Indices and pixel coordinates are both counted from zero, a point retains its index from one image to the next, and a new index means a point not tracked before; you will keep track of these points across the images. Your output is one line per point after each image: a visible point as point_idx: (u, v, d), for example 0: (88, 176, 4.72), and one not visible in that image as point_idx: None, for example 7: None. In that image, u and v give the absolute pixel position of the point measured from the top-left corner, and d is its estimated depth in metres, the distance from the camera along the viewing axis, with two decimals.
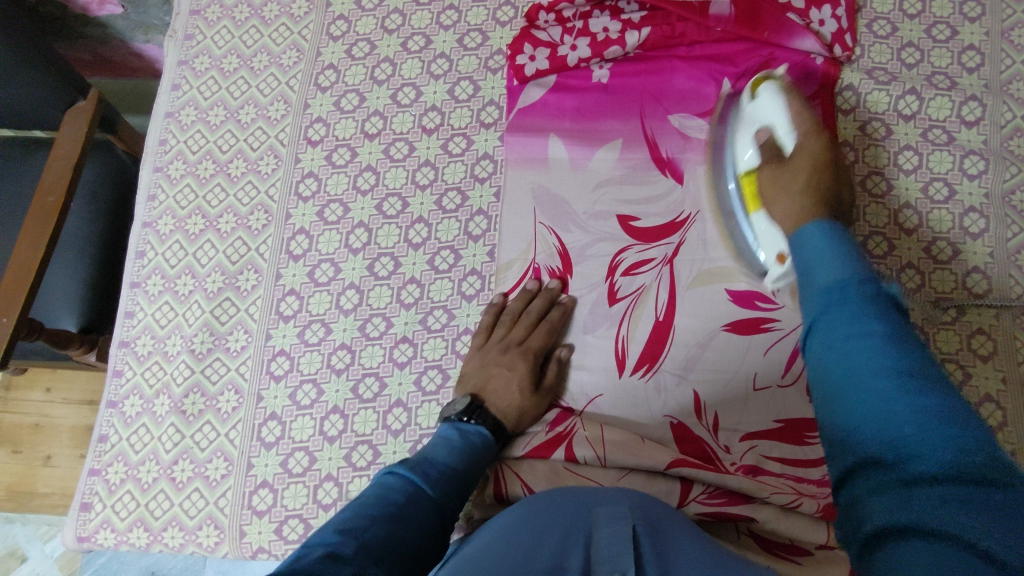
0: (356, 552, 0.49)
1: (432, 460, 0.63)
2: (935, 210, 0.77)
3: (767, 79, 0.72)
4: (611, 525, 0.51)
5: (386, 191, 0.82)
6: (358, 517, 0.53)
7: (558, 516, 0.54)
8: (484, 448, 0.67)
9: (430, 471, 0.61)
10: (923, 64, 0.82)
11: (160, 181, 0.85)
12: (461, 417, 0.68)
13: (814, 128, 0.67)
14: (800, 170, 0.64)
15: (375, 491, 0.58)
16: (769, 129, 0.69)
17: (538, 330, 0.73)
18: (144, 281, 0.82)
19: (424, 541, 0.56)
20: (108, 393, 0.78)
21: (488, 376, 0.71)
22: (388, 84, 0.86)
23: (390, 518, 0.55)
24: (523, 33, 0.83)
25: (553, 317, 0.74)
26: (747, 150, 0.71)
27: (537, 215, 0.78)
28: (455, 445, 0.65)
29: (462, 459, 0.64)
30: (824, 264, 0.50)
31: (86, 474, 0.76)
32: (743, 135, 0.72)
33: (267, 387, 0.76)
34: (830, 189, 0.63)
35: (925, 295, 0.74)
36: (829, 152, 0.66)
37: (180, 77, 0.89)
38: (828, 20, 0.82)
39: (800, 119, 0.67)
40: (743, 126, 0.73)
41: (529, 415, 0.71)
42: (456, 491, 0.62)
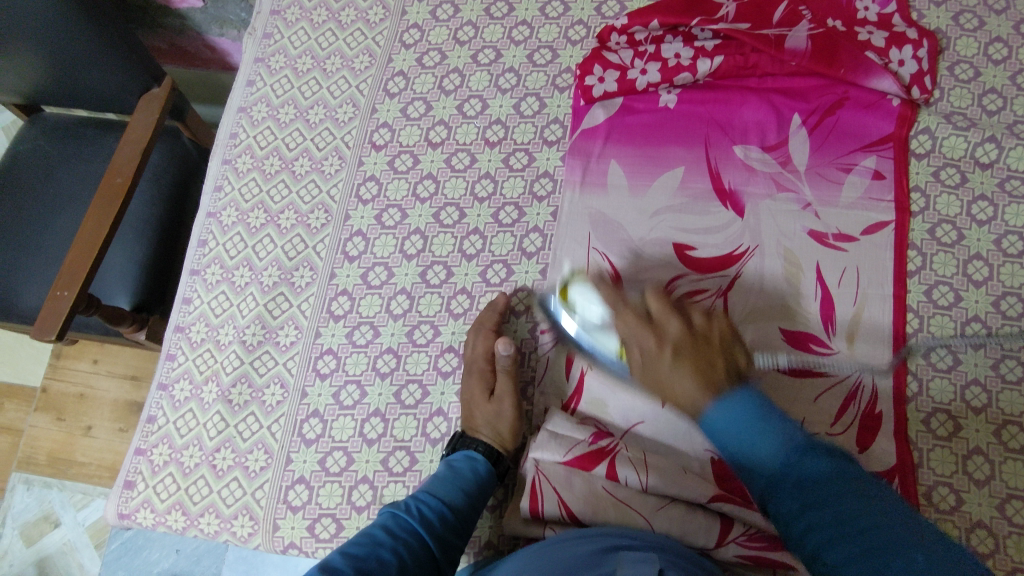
0: None
1: (422, 496, 0.65)
2: (1008, 263, 0.74)
3: (574, 282, 0.73)
4: (635, 566, 0.51)
5: (445, 200, 0.82)
6: (344, 557, 0.57)
7: (581, 558, 0.55)
8: (473, 473, 0.68)
9: (418, 508, 0.63)
10: (1006, 112, 0.80)
11: (228, 173, 0.88)
12: (446, 452, 0.71)
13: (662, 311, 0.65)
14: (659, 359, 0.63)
15: (362, 532, 0.61)
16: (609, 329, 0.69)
17: (477, 340, 0.74)
18: (204, 269, 0.84)
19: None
20: (160, 375, 0.81)
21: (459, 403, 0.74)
22: (456, 94, 0.87)
23: (374, 557, 0.58)
24: (594, 53, 0.83)
25: (490, 321, 0.75)
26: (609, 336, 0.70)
27: (592, 240, 0.78)
28: (446, 477, 0.67)
29: (449, 487, 0.66)
30: (756, 436, 0.53)
31: (133, 453, 0.78)
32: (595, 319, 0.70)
33: (313, 384, 0.77)
34: (692, 355, 0.61)
35: (991, 351, 0.71)
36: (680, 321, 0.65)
37: (255, 73, 0.92)
38: (909, 60, 0.79)
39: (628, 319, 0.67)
40: (593, 332, 0.70)
41: (503, 422, 0.72)
42: (448, 519, 0.63)
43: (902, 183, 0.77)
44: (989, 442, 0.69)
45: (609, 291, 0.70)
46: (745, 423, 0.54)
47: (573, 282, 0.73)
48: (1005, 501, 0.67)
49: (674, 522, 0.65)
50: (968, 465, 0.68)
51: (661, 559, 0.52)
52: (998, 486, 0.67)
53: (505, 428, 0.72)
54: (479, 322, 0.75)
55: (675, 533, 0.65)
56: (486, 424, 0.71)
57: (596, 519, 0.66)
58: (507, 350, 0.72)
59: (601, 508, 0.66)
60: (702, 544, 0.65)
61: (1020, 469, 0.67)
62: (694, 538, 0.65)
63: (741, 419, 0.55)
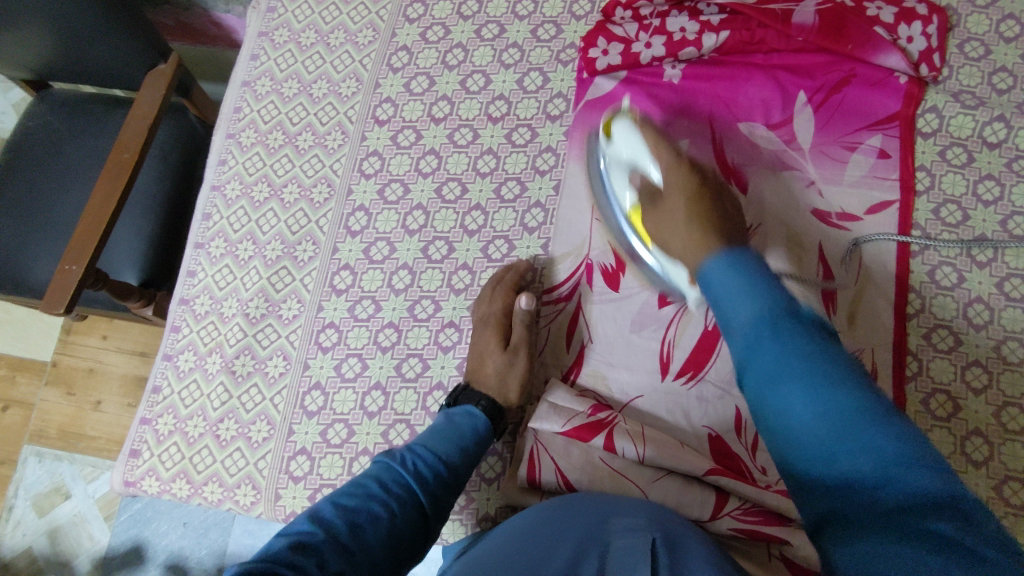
0: (329, 541, 0.52)
1: (416, 449, 0.64)
2: (1013, 244, 0.74)
3: (618, 117, 0.73)
4: (628, 537, 0.51)
5: (447, 175, 0.82)
6: (336, 506, 0.56)
7: (569, 530, 0.54)
8: (472, 433, 0.67)
9: (412, 460, 0.62)
10: (1016, 91, 0.78)
11: (232, 147, 0.88)
12: (447, 405, 0.70)
13: (676, 162, 0.68)
14: (675, 200, 0.66)
15: (354, 481, 0.60)
16: (637, 169, 0.70)
17: (495, 294, 0.75)
18: (208, 243, 0.84)
19: (407, 528, 0.58)
20: (165, 347, 0.82)
21: (469, 357, 0.74)
22: (460, 70, 0.87)
23: (366, 510, 0.57)
24: (598, 26, 0.83)
25: (509, 279, 0.75)
26: (625, 193, 0.72)
27: (595, 212, 0.78)
28: (444, 433, 0.66)
29: (447, 444, 0.65)
30: (739, 299, 0.53)
31: (138, 422, 0.79)
32: (618, 176, 0.73)
33: (315, 356, 0.78)
34: (709, 198, 0.66)
35: (993, 333, 0.71)
36: (693, 169, 0.68)
37: (259, 47, 0.92)
38: (917, 36, 0.78)
39: (660, 153, 0.69)
40: (614, 171, 0.74)
41: (512, 376, 0.72)
42: (443, 477, 0.63)
43: (908, 162, 0.76)
44: (987, 423, 0.68)
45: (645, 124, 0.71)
46: (733, 284, 0.54)
47: (615, 116, 0.74)
48: (1002, 482, 0.67)
49: (669, 494, 0.66)
50: (966, 445, 0.68)
51: (651, 528, 0.52)
52: (996, 467, 0.67)
53: (512, 378, 0.72)
54: (496, 275, 0.77)
55: (670, 504, 0.66)
56: (494, 369, 0.72)
57: (591, 488, 0.68)
58: (528, 304, 0.73)
59: (598, 477, 0.68)
60: (697, 516, 0.65)
61: (1019, 451, 0.67)
62: (689, 510, 0.65)
63: (739, 279, 0.54)
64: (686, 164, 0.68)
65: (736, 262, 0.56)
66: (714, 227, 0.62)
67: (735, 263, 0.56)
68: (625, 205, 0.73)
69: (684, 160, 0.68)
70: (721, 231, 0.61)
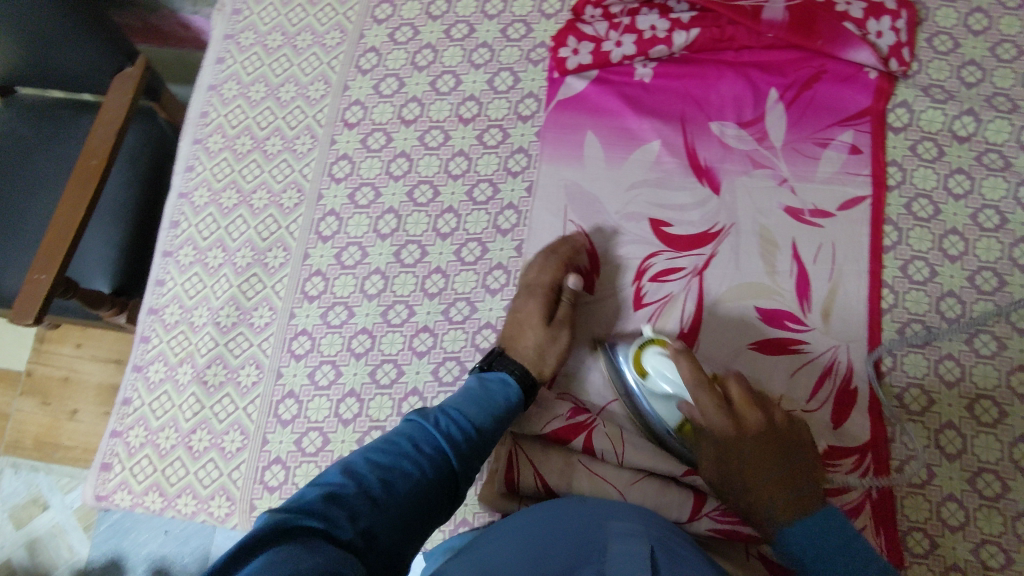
0: (360, 495, 0.51)
1: (450, 411, 0.62)
2: (984, 238, 0.74)
3: (649, 350, 0.66)
4: (627, 543, 0.51)
5: (418, 178, 0.81)
6: (370, 462, 0.55)
7: (564, 533, 0.53)
8: (506, 401, 0.65)
9: (446, 422, 0.61)
10: (985, 84, 0.79)
11: (199, 152, 0.86)
12: (483, 368, 0.68)
13: (732, 428, 0.61)
14: (737, 450, 0.61)
15: (388, 437, 0.59)
16: (683, 400, 0.65)
17: (547, 265, 0.73)
18: (176, 250, 0.83)
19: (437, 488, 0.56)
20: (135, 358, 0.80)
21: (507, 326, 0.73)
22: (429, 71, 0.85)
23: (398, 468, 0.55)
24: (567, 25, 0.82)
25: (563, 252, 0.74)
26: (667, 405, 0.66)
27: (568, 213, 0.77)
28: (477, 399, 0.64)
29: (478, 410, 0.63)
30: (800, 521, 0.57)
31: (108, 435, 0.78)
32: (660, 403, 0.67)
33: (288, 364, 0.77)
34: (779, 455, 0.60)
35: (966, 326, 0.71)
36: (754, 415, 0.61)
37: (224, 50, 0.90)
38: (887, 31, 0.78)
39: (704, 400, 0.62)
40: (652, 400, 0.67)
41: (548, 351, 0.70)
42: (473, 441, 0.61)
43: (879, 158, 0.76)
44: (961, 416, 0.69)
45: (687, 364, 0.63)
46: (814, 530, 0.56)
47: (647, 345, 0.67)
48: (976, 474, 0.67)
49: (648, 496, 0.66)
50: (939, 439, 0.68)
51: (649, 534, 0.52)
52: (970, 459, 0.68)
53: (550, 350, 0.70)
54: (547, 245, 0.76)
55: (648, 506, 0.66)
56: (534, 338, 0.70)
57: (570, 492, 0.67)
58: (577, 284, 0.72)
59: (576, 480, 0.67)
60: (675, 518, 0.65)
61: (992, 443, 0.68)
62: (668, 511, 0.65)
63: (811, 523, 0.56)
64: (747, 421, 0.61)
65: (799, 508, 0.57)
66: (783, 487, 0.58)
67: (820, 526, 0.56)
68: (668, 420, 0.67)
69: (739, 413, 0.62)
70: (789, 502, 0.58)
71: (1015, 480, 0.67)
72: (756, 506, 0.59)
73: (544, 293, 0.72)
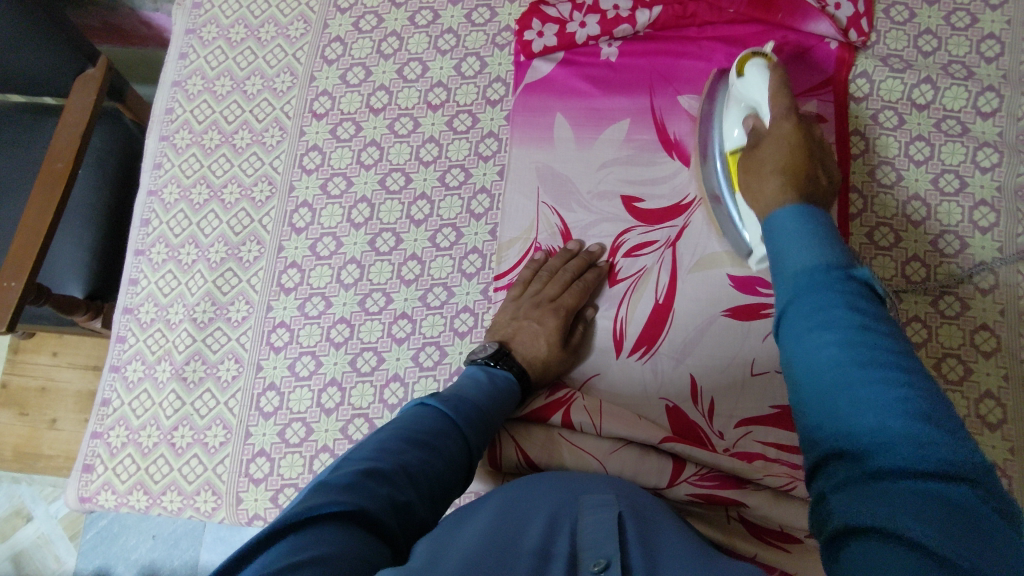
0: (395, 471, 0.51)
1: (466, 396, 0.62)
2: (945, 202, 0.76)
3: (756, 56, 0.69)
4: (597, 513, 0.51)
5: (390, 166, 0.82)
6: (392, 440, 0.54)
7: (537, 505, 0.54)
8: (511, 394, 0.66)
9: (461, 405, 0.61)
10: (941, 52, 0.81)
11: (166, 149, 0.86)
12: (488, 361, 0.68)
13: (783, 117, 0.64)
14: (775, 149, 0.63)
15: (406, 419, 0.58)
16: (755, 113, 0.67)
17: (572, 288, 0.72)
18: (148, 249, 0.82)
19: (452, 471, 0.56)
20: (112, 358, 0.79)
21: (517, 327, 0.71)
22: (395, 59, 0.85)
23: (426, 447, 0.55)
24: (531, 8, 0.82)
25: (590, 278, 0.73)
26: (733, 128, 0.70)
27: (540, 195, 0.78)
28: (490, 390, 0.64)
29: (491, 399, 0.64)
30: (798, 246, 0.48)
31: (89, 437, 0.77)
32: (732, 113, 0.71)
33: (268, 357, 0.77)
34: (805, 172, 0.60)
35: (930, 289, 0.73)
36: (804, 131, 0.63)
37: (187, 45, 0.89)
38: (845, 3, 0.80)
39: (778, 105, 0.65)
40: (730, 106, 0.71)
41: (552, 370, 0.71)
42: (485, 427, 0.62)
43: (843, 126, 0.78)
44: (929, 375, 0.71)
45: (778, 73, 0.66)
46: (797, 237, 0.49)
47: (755, 57, 0.69)
48: None
49: (627, 464, 0.67)
50: None
51: (619, 504, 0.53)
52: None
53: (555, 365, 0.71)
54: (566, 247, 0.75)
55: (627, 474, 0.67)
56: (545, 342, 0.70)
57: (552, 464, 0.68)
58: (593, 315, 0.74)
59: (557, 453, 0.68)
60: (655, 484, 0.67)
61: (959, 401, 0.70)
62: (647, 478, 0.67)
63: (808, 226, 0.49)
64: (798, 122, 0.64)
65: (805, 221, 0.50)
66: (787, 173, 0.60)
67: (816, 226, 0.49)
68: (728, 144, 0.70)
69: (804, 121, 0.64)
70: (796, 170, 0.60)
71: (982, 435, 0.69)
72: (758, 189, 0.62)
73: (566, 313, 0.72)
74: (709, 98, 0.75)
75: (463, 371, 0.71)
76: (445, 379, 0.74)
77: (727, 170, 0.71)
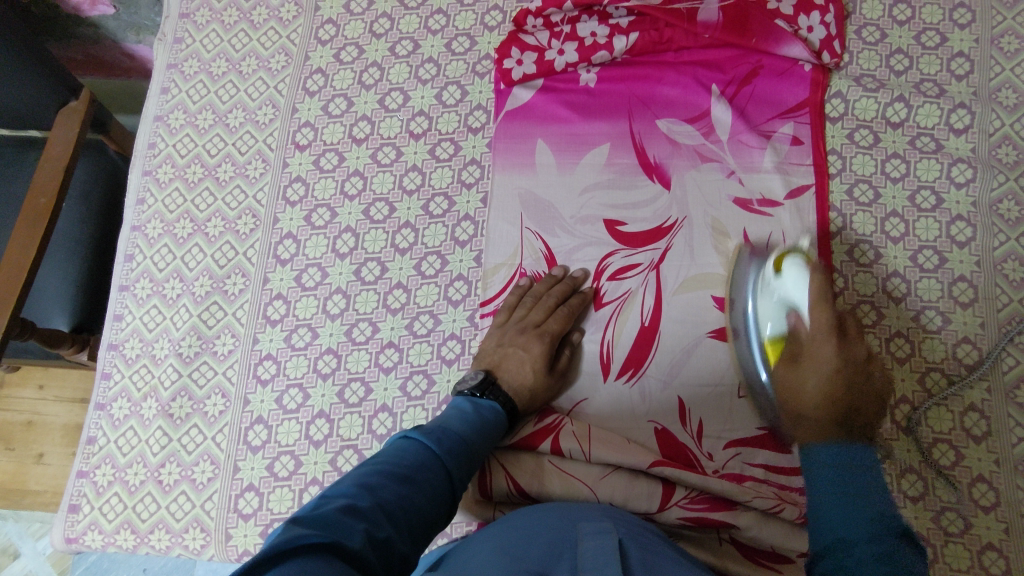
0: (374, 507, 0.51)
1: (448, 429, 0.62)
2: (923, 218, 0.77)
3: (792, 253, 0.68)
4: (597, 537, 0.52)
5: (373, 196, 0.82)
6: (373, 475, 0.54)
7: (538, 530, 0.54)
8: (496, 424, 0.66)
9: (444, 437, 0.61)
10: (912, 71, 0.82)
11: (149, 184, 0.86)
12: (475, 392, 0.68)
13: (832, 336, 0.64)
14: (819, 365, 0.63)
15: (388, 453, 0.58)
16: (794, 309, 0.66)
17: (557, 313, 0.73)
18: (133, 284, 0.82)
19: (434, 506, 0.56)
20: (97, 396, 0.79)
21: (503, 354, 0.72)
22: (377, 89, 0.86)
23: (406, 482, 0.55)
24: (510, 37, 0.84)
25: (574, 303, 0.74)
26: (770, 321, 0.68)
27: (524, 221, 0.78)
28: (473, 421, 0.64)
29: (475, 430, 0.64)
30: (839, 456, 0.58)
31: (75, 476, 0.76)
32: (766, 304, 0.69)
33: (255, 390, 0.76)
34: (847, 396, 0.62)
35: (911, 304, 0.74)
36: (847, 351, 0.63)
37: (169, 80, 0.90)
38: (817, 26, 0.81)
39: (820, 295, 0.64)
40: (763, 298, 0.69)
41: (540, 397, 0.71)
42: (469, 460, 0.61)
43: (819, 147, 0.79)
44: (914, 390, 0.72)
45: (819, 284, 0.65)
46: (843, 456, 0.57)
47: (792, 254, 0.68)
48: (931, 445, 0.70)
49: (617, 490, 0.67)
50: (894, 414, 0.71)
51: (618, 530, 0.54)
52: (924, 432, 0.70)
53: (542, 391, 0.71)
54: (550, 272, 0.76)
55: (618, 499, 0.67)
56: (531, 369, 0.70)
57: (541, 491, 0.68)
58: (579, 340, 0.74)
59: (547, 480, 0.68)
60: (645, 509, 0.67)
61: (944, 414, 0.71)
62: (638, 503, 0.67)
63: (847, 456, 0.57)
64: (841, 347, 0.64)
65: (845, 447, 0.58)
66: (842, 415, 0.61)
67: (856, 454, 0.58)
68: (762, 331, 0.69)
69: (844, 342, 0.64)
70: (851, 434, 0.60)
71: (969, 448, 0.69)
72: (808, 420, 0.62)
73: (551, 339, 0.72)
74: (742, 268, 0.73)
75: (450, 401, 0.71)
76: (433, 408, 0.74)
77: (765, 354, 0.69)
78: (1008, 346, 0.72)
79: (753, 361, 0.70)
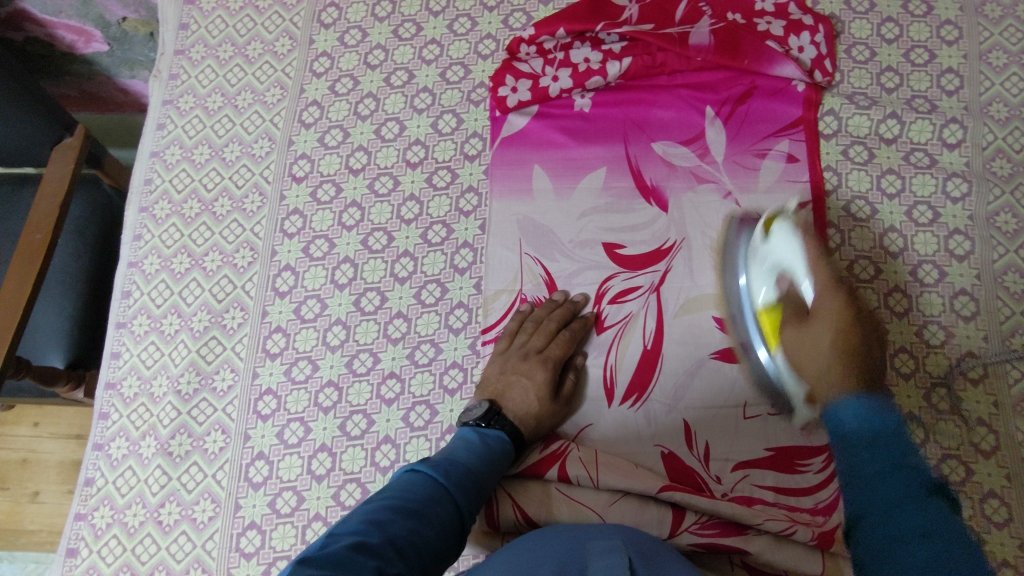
0: (383, 544, 0.50)
1: (455, 459, 0.61)
2: (921, 232, 0.77)
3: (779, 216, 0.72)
4: (604, 557, 0.51)
5: (371, 226, 0.82)
6: (380, 511, 0.53)
7: (545, 551, 0.54)
8: (503, 453, 0.65)
9: (451, 469, 0.60)
10: (903, 88, 0.83)
11: (146, 221, 0.86)
12: (480, 422, 0.67)
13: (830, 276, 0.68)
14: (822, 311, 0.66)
15: (395, 488, 0.57)
16: (788, 277, 0.69)
17: (558, 338, 0.72)
18: (130, 321, 0.81)
19: (443, 540, 0.55)
20: (95, 436, 0.77)
21: (506, 382, 0.71)
22: (373, 119, 0.86)
23: (413, 517, 0.54)
24: (504, 65, 0.84)
25: (575, 327, 0.73)
26: (762, 287, 0.71)
27: (523, 246, 0.78)
28: (479, 450, 0.64)
29: (481, 461, 0.63)
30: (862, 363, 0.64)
31: (73, 519, 0.75)
32: (759, 270, 0.72)
33: (255, 426, 0.75)
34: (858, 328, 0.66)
35: (914, 319, 0.74)
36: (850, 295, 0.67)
37: (165, 116, 0.90)
38: (807, 45, 0.82)
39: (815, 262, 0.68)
40: (755, 264, 0.72)
41: (545, 425, 0.70)
42: (476, 491, 0.61)
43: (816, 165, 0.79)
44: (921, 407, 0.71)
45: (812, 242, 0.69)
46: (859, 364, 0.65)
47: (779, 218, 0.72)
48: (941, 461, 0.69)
49: (627, 515, 0.66)
50: None
51: (627, 547, 0.53)
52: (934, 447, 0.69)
53: (547, 419, 0.70)
54: (551, 297, 0.75)
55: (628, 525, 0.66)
56: (535, 396, 0.69)
57: (550, 520, 0.67)
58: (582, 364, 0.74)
59: (555, 509, 0.67)
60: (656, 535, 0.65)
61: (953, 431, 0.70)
62: (649, 529, 0.66)
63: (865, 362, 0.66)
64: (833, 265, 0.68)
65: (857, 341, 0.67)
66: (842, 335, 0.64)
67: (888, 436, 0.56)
68: (756, 301, 0.71)
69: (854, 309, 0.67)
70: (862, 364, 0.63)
71: (978, 463, 0.68)
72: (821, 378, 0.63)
73: (554, 365, 0.71)
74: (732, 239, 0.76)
75: (455, 431, 0.70)
76: (437, 438, 0.73)
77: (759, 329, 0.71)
78: (1013, 359, 0.71)
79: (744, 331, 0.72)
